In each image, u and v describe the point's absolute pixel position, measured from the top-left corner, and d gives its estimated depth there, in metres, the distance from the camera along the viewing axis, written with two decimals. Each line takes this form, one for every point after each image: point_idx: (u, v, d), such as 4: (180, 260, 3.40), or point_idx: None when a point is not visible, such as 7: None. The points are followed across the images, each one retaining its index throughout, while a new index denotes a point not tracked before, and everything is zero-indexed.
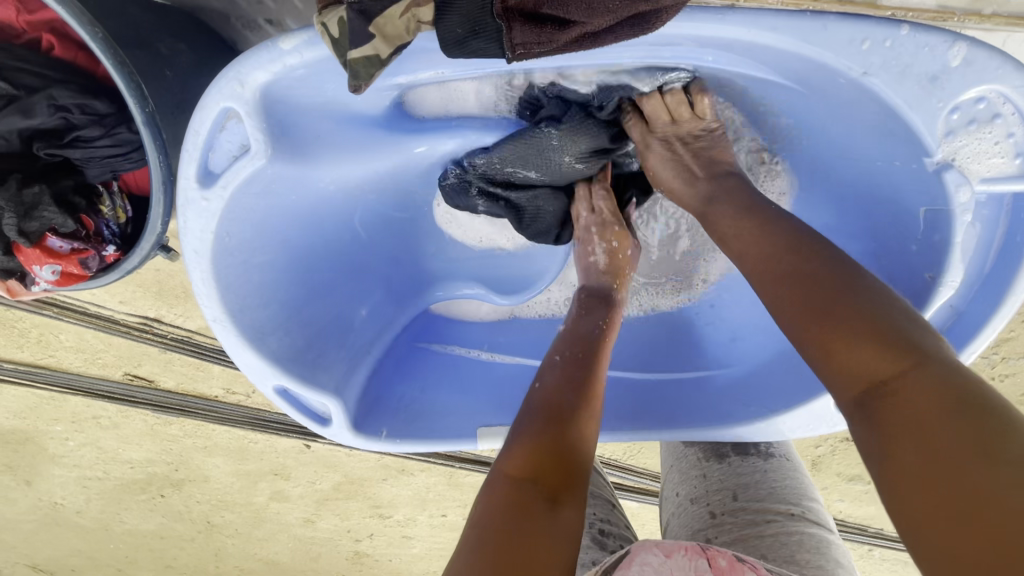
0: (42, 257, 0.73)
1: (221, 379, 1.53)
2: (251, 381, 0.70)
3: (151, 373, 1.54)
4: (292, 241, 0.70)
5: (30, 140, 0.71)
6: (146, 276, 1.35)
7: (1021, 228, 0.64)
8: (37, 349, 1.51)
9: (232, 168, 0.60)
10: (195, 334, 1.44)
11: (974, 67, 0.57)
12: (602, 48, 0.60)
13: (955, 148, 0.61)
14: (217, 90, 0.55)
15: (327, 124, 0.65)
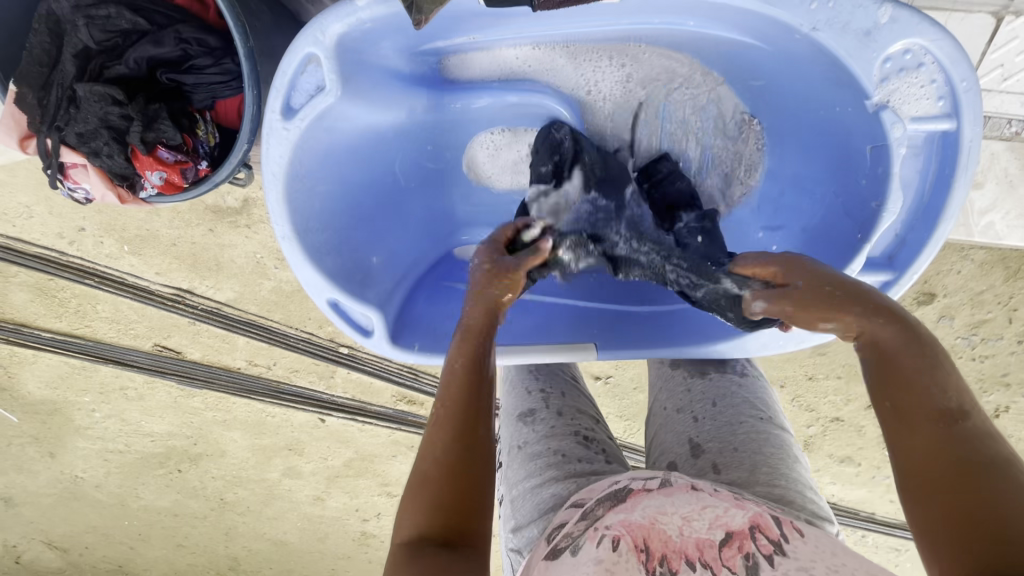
0: (153, 164, 0.82)
1: (245, 351, 1.62)
2: (309, 293, 0.78)
3: (178, 345, 1.64)
4: (346, 176, 0.83)
5: (154, 68, 0.82)
6: (183, 248, 1.47)
7: (948, 160, 0.72)
8: (75, 319, 1.62)
9: (310, 104, 0.71)
10: (223, 306, 1.54)
11: (899, 24, 0.67)
12: (595, 8, 0.80)
13: (890, 91, 0.71)
14: (304, 39, 0.67)
15: (379, 76, 0.79)
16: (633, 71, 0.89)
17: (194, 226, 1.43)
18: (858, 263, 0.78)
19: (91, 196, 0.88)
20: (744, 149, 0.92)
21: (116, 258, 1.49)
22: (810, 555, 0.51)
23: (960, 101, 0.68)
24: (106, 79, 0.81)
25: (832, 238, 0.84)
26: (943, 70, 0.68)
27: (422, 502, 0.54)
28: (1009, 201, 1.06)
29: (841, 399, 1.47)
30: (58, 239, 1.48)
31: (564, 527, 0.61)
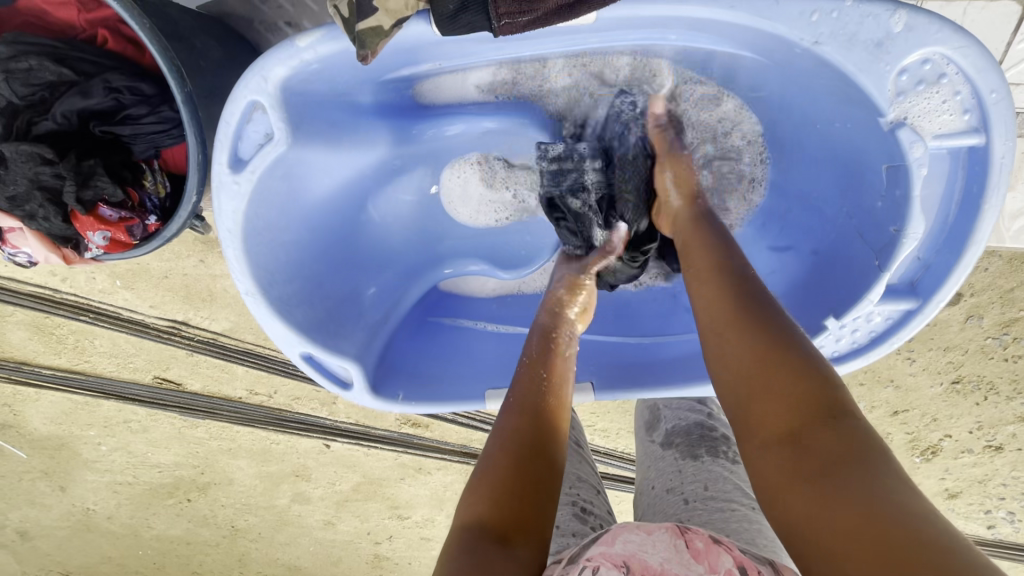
0: (95, 224, 0.78)
1: (245, 380, 1.59)
2: (281, 349, 0.76)
3: (178, 376, 1.61)
4: (314, 221, 0.80)
5: (87, 120, 0.77)
6: (175, 280, 1.43)
7: (977, 179, 0.66)
8: (74, 354, 1.60)
9: (260, 154, 0.67)
10: (220, 336, 1.51)
11: (916, 32, 0.61)
12: (558, 39, 0.73)
13: (906, 107, 0.66)
14: (245, 86, 0.64)
15: (341, 114, 0.77)
16: (622, 87, 0.84)
17: (184, 257, 1.40)
18: (878, 290, 0.72)
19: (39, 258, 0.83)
20: (744, 160, 0.86)
21: (108, 294, 1.47)
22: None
23: (990, 114, 0.62)
24: (35, 137, 0.76)
25: (845, 260, 0.79)
26: (968, 81, 0.62)
27: (487, 491, 0.59)
28: None
29: (863, 406, 1.41)
30: (51, 277, 1.45)
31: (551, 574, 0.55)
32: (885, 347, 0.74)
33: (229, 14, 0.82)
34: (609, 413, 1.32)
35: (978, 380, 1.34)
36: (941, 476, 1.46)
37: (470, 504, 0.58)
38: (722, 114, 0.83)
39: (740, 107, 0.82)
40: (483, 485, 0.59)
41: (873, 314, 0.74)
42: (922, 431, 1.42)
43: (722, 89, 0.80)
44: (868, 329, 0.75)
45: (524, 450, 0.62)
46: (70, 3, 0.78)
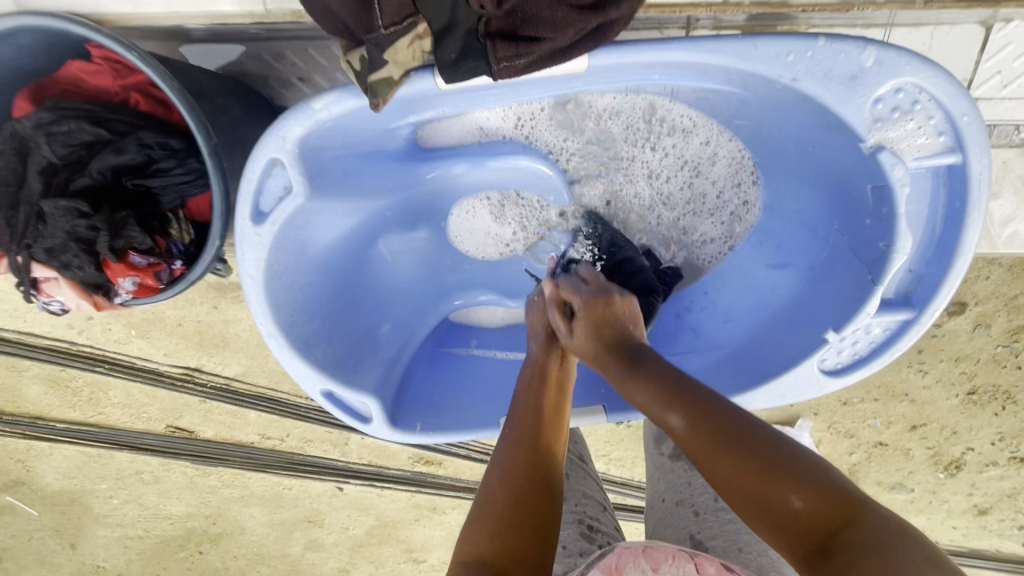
0: (125, 270, 0.81)
1: (257, 424, 1.60)
2: (301, 388, 0.78)
3: (191, 424, 1.62)
4: (328, 261, 0.82)
5: (118, 175, 0.81)
6: (188, 328, 1.45)
7: (959, 194, 0.68)
8: (88, 407, 1.62)
9: (279, 207, 0.71)
10: (233, 381, 1.52)
11: (886, 66, 0.65)
12: (558, 86, 0.77)
13: (884, 133, 0.69)
14: (265, 146, 0.68)
15: (352, 162, 0.80)
16: (624, 127, 0.88)
17: (197, 305, 1.43)
18: (874, 305, 0.73)
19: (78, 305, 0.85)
20: (739, 189, 0.91)
21: (124, 344, 1.49)
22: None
23: (963, 134, 0.65)
24: (71, 192, 0.80)
25: (841, 272, 0.80)
26: (940, 107, 0.65)
27: (489, 528, 0.59)
28: None
29: (880, 422, 1.39)
30: (68, 330, 1.48)
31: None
32: (886, 358, 0.75)
33: (246, 72, 0.89)
34: (623, 441, 1.31)
35: (994, 390, 1.33)
36: (969, 492, 1.43)
37: (473, 540, 0.59)
38: (721, 154, 0.89)
39: (732, 139, 0.87)
40: (487, 519, 0.60)
41: (872, 326, 0.75)
42: (943, 445, 1.40)
43: (720, 127, 0.86)
44: (868, 341, 0.76)
45: (525, 480, 0.63)
46: (105, 71, 0.83)
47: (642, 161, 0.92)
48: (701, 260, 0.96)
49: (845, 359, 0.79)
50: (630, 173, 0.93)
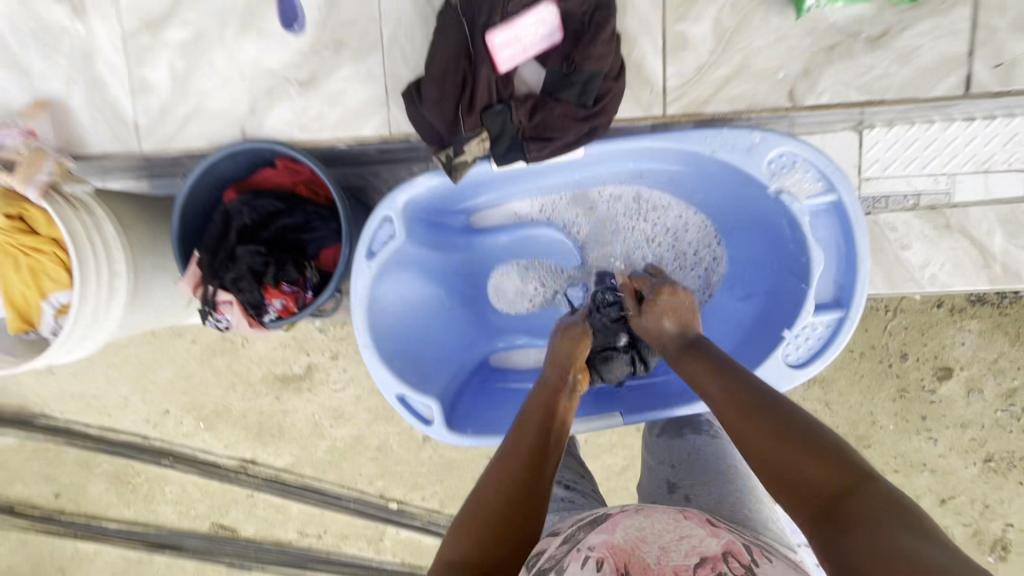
0: (273, 295, 0.77)
1: (298, 520, 1.66)
2: (379, 390, 0.81)
3: (234, 522, 1.68)
4: (406, 300, 0.86)
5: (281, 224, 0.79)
6: (251, 418, 1.62)
7: (850, 224, 0.74)
8: (142, 505, 1.71)
9: (385, 250, 0.78)
10: (283, 472, 1.64)
11: (768, 138, 0.71)
12: (533, 176, 0.85)
13: (781, 179, 0.73)
14: (384, 205, 0.76)
15: (437, 223, 0.87)
16: (600, 213, 0.92)
17: (260, 397, 1.61)
18: (805, 315, 0.76)
19: (223, 327, 0.80)
20: (712, 247, 0.91)
21: (191, 436, 1.65)
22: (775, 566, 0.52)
23: (834, 179, 0.72)
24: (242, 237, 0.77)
25: (786, 285, 0.81)
26: (816, 160, 0.71)
27: (476, 532, 0.59)
28: (940, 251, 0.94)
29: (907, 495, 1.42)
30: (144, 424, 1.66)
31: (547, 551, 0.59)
32: (832, 353, 0.77)
33: None
34: None
35: (1010, 457, 1.37)
36: None
37: (456, 543, 0.60)
38: (689, 223, 0.90)
39: (688, 209, 0.89)
40: (468, 526, 0.61)
41: (815, 324, 0.77)
42: (980, 521, 1.40)
43: (674, 200, 0.89)
44: (817, 337, 0.78)
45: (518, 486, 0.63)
46: (283, 172, 0.80)
47: (620, 239, 0.94)
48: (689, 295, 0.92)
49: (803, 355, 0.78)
50: (609, 248, 0.94)
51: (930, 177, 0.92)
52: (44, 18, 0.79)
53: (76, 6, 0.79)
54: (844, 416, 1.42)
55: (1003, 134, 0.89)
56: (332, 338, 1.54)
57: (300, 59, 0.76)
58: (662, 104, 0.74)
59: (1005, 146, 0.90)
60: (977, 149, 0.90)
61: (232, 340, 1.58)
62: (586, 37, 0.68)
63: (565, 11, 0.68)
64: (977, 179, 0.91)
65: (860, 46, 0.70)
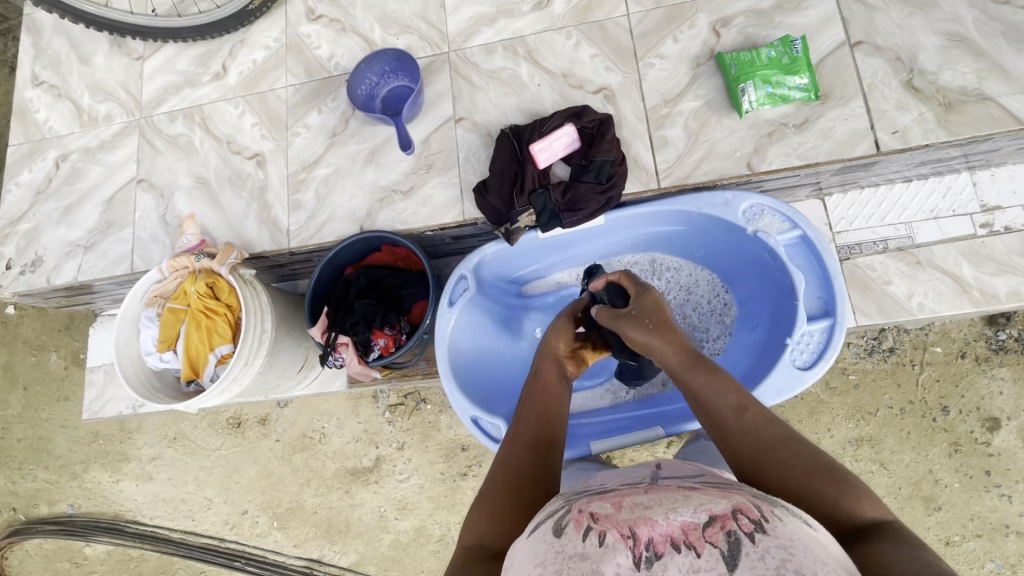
0: (377, 335, 1.02)
1: None
2: (457, 414, 0.98)
3: None
4: (474, 343, 1.08)
5: (382, 285, 1.07)
6: (321, 515, 1.69)
7: (820, 251, 0.95)
8: None
9: (461, 299, 1.03)
10: (346, 571, 1.67)
11: (736, 196, 0.98)
12: (574, 248, 1.13)
13: (755, 222, 0.97)
14: (460, 266, 1.04)
15: (498, 287, 1.13)
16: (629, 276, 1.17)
17: (331, 493, 1.69)
18: (799, 322, 0.93)
19: (336, 364, 1.03)
20: (724, 294, 1.12)
21: (263, 536, 1.72)
22: (790, 534, 0.46)
23: (796, 217, 0.95)
24: (351, 297, 1.06)
25: (782, 305, 0.99)
26: (776, 206, 0.96)
27: (488, 513, 0.67)
28: (920, 283, 1.11)
29: (999, 564, 1.33)
30: (222, 526, 1.75)
31: (545, 511, 0.58)
32: (832, 352, 0.91)
33: None
34: None
35: None
36: None
37: (475, 525, 0.66)
38: (701, 280, 1.14)
39: (699, 267, 1.14)
40: (486, 509, 0.67)
41: (811, 331, 0.93)
42: None
43: (685, 261, 1.14)
44: (816, 341, 0.93)
45: (524, 471, 0.71)
46: (386, 253, 1.10)
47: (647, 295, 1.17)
48: (712, 334, 1.12)
49: (810, 357, 0.93)
50: None
51: (891, 226, 1.13)
52: (239, 169, 1.22)
53: (262, 160, 1.21)
54: (905, 477, 1.40)
55: (940, 189, 1.13)
56: (400, 430, 1.66)
57: (404, 177, 1.13)
58: (656, 182, 1.03)
59: (944, 198, 1.12)
60: (922, 202, 1.13)
61: (312, 437, 1.72)
62: (596, 142, 1.00)
63: (580, 127, 1.02)
64: (930, 224, 1.12)
65: (790, 130, 1.00)
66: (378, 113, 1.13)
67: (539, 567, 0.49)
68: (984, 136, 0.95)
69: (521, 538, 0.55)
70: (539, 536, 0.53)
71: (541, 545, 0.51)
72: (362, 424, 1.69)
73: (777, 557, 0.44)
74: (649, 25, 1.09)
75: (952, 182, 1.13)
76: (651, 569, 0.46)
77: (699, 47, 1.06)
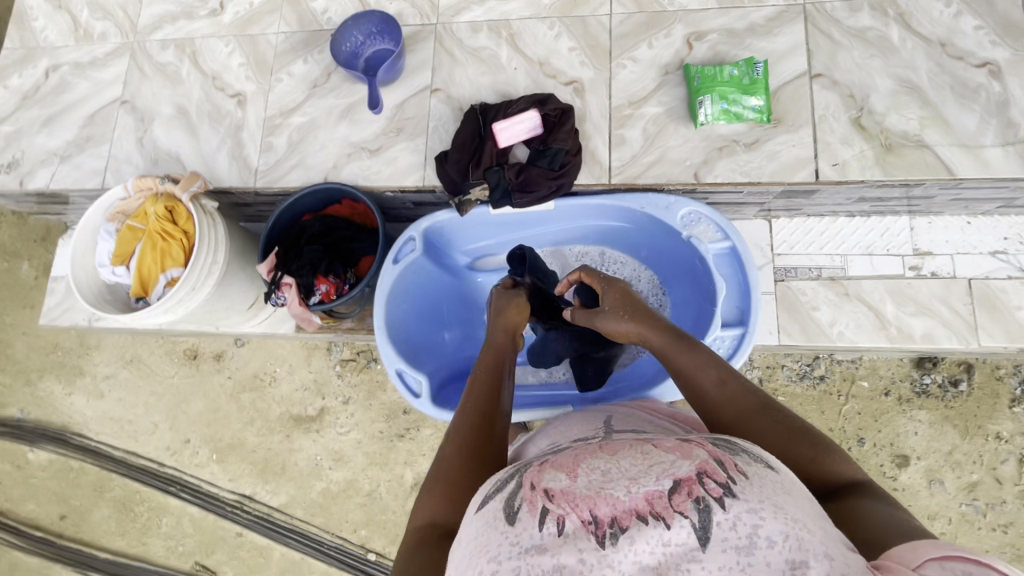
0: (321, 282, 1.07)
1: (275, 567, 1.58)
2: (383, 364, 1.03)
3: (216, 564, 1.61)
4: (412, 304, 1.13)
5: (335, 235, 1.11)
6: (259, 454, 1.63)
7: (745, 264, 1.00)
8: (135, 536, 1.65)
9: (406, 259, 1.08)
10: (275, 512, 1.60)
11: (676, 202, 1.03)
12: (524, 231, 1.18)
13: (691, 228, 1.03)
14: (411, 228, 1.09)
15: (445, 256, 1.18)
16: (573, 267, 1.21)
17: (272, 434, 1.63)
18: (714, 328, 0.99)
19: (279, 303, 1.09)
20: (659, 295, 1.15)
21: (200, 467, 1.65)
22: (761, 495, 0.42)
23: (728, 229, 1.01)
24: (303, 241, 1.10)
25: (704, 311, 1.05)
26: (712, 216, 1.01)
27: (445, 492, 0.58)
28: (844, 313, 1.17)
29: None
30: (162, 451, 1.67)
31: (494, 480, 0.52)
32: (739, 359, 0.97)
33: None
34: None
35: None
36: None
37: (430, 505, 0.57)
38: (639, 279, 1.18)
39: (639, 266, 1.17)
40: (438, 488, 0.58)
41: (723, 337, 0.99)
42: None
43: (627, 258, 1.18)
44: (726, 347, 0.99)
45: (477, 440, 0.62)
46: (344, 205, 1.15)
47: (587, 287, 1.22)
48: None
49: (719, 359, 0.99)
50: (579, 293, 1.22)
51: (828, 256, 1.19)
52: (220, 106, 1.26)
53: (242, 100, 1.25)
54: None
55: (879, 228, 1.18)
56: (347, 384, 1.60)
57: (374, 137, 1.17)
58: (607, 177, 1.08)
59: (881, 236, 1.18)
60: (860, 238, 1.19)
61: (262, 379, 1.65)
62: (555, 130, 1.05)
63: (544, 114, 1.06)
64: (864, 259, 1.18)
65: (740, 147, 1.05)
66: (358, 72, 1.17)
67: (492, 562, 0.42)
68: (916, 181, 1.01)
69: (469, 517, 0.48)
70: (489, 518, 0.46)
71: (489, 533, 0.44)
72: (313, 373, 1.63)
73: (750, 524, 0.40)
74: (627, 28, 1.13)
75: (891, 223, 1.18)
76: (618, 549, 0.41)
77: (671, 56, 1.11)
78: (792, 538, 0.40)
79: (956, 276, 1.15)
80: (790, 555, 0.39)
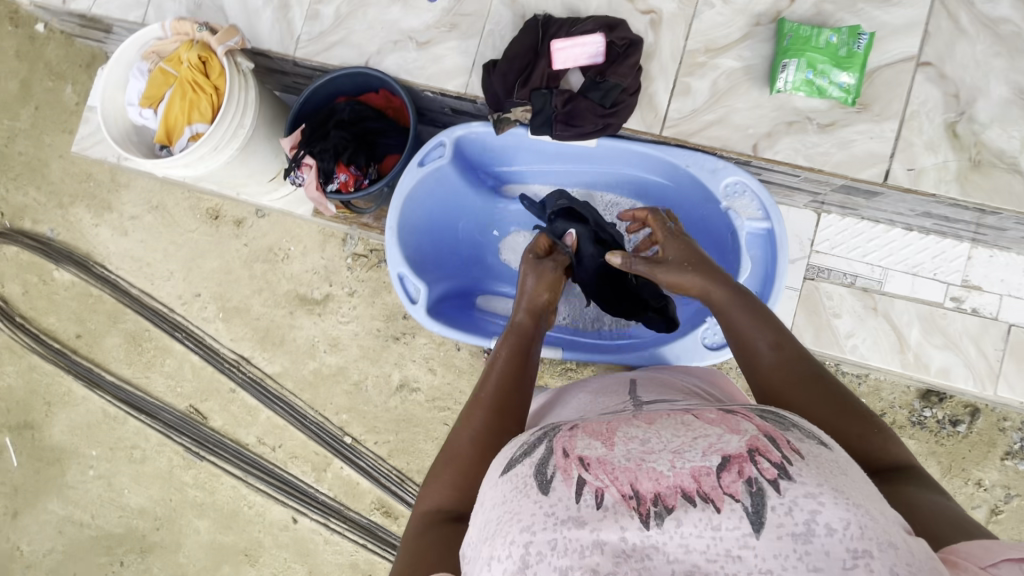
0: (341, 171, 1.04)
1: (260, 427, 1.66)
2: (387, 264, 1.02)
3: (208, 411, 1.69)
4: (428, 212, 1.10)
5: (364, 126, 1.07)
6: (262, 323, 1.68)
7: (778, 251, 0.94)
8: (140, 368, 1.73)
9: (432, 164, 1.03)
10: (267, 377, 1.67)
11: (725, 168, 0.95)
12: (558, 162, 1.11)
13: (732, 200, 0.96)
14: (443, 132, 1.03)
15: (472, 170, 1.13)
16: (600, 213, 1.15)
17: (278, 307, 1.67)
18: None
19: (296, 183, 1.06)
20: None
21: (207, 320, 1.71)
22: (819, 478, 0.38)
23: (771, 210, 0.93)
24: (331, 124, 1.06)
25: None
26: (758, 192, 0.94)
27: (452, 479, 0.56)
28: (864, 328, 1.11)
29: None
30: (175, 298, 1.73)
31: (520, 441, 0.48)
32: None
33: None
34: None
35: None
36: None
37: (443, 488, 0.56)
38: None
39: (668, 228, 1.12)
40: (452, 468, 0.57)
41: None
42: None
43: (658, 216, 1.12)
44: None
45: (495, 420, 0.61)
46: (381, 95, 1.10)
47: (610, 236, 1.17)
48: None
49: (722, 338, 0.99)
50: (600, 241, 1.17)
51: (869, 265, 1.11)
52: None
53: None
54: None
55: (933, 249, 1.10)
56: (355, 278, 1.62)
57: (426, 27, 1.09)
58: (659, 126, 1.00)
59: (933, 258, 1.09)
60: (909, 255, 1.10)
61: (276, 254, 1.68)
62: (617, 62, 0.96)
63: (609, 42, 0.96)
64: (906, 278, 1.10)
65: (812, 127, 0.95)
66: None
67: (525, 531, 0.39)
68: (992, 207, 0.91)
69: (494, 481, 0.45)
70: (517, 484, 0.42)
71: (519, 500, 0.41)
72: (324, 260, 1.65)
73: (808, 510, 0.36)
74: None
75: (949, 246, 1.09)
76: (663, 528, 0.38)
77: (768, 5, 0.98)
78: (854, 525, 0.36)
79: (996, 319, 1.07)
80: (860, 545, 0.35)
